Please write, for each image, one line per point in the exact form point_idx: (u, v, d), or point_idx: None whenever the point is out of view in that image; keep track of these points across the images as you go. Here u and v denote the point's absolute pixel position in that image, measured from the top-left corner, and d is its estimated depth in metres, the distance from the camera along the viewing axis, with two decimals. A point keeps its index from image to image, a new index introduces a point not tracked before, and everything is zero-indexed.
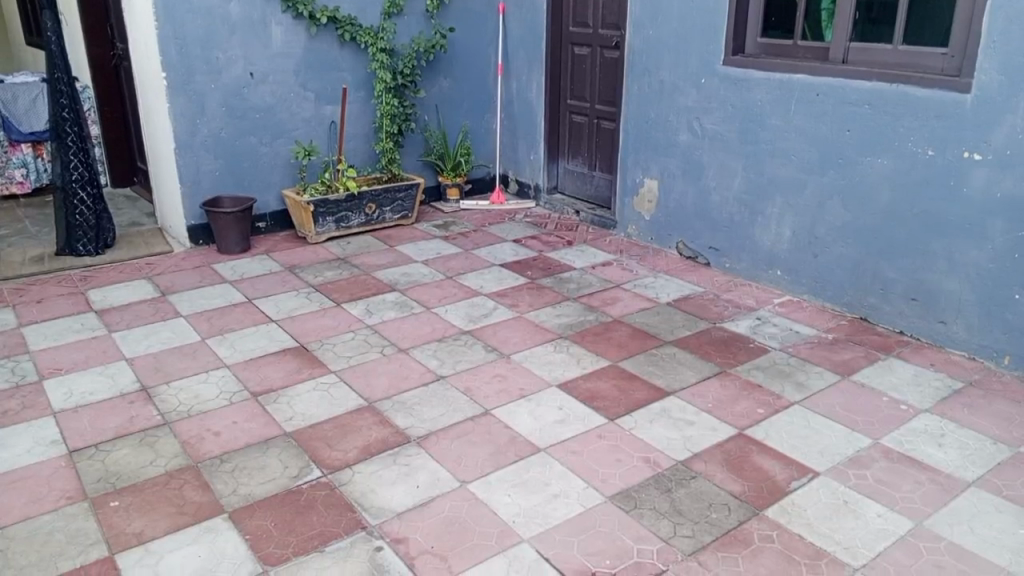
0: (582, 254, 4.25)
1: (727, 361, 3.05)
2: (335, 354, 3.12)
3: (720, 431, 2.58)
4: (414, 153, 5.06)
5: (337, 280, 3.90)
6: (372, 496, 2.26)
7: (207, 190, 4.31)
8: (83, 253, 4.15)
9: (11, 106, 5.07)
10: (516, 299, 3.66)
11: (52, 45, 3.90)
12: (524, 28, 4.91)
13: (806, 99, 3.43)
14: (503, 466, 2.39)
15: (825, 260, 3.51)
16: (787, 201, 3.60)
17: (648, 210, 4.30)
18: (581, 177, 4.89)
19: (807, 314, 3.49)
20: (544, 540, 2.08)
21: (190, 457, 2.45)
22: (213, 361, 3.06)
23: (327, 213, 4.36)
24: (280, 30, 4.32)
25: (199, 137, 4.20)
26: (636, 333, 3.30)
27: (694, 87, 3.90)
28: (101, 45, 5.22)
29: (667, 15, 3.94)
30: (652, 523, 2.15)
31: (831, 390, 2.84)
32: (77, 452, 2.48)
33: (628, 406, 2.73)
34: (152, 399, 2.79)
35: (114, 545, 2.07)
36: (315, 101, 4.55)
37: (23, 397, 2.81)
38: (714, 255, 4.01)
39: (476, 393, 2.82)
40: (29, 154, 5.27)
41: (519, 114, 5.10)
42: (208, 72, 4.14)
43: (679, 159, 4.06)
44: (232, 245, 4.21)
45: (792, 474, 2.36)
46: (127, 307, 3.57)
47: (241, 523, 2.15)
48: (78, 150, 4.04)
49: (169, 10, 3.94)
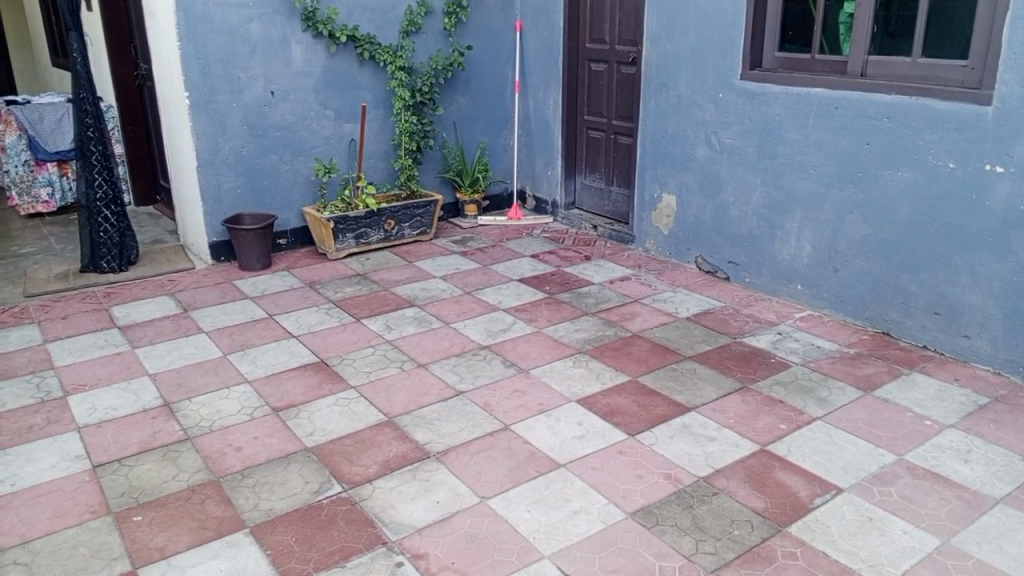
0: (600, 269, 4.25)
1: (748, 377, 3.03)
2: (355, 369, 3.14)
3: (742, 447, 2.56)
4: (432, 169, 5.09)
5: (357, 296, 3.92)
6: (393, 511, 2.26)
7: (229, 208, 4.35)
8: (106, 270, 4.20)
9: (38, 126, 5.18)
10: (534, 314, 3.66)
11: (78, 66, 3.98)
12: (541, 45, 4.94)
13: (825, 113, 3.42)
14: (523, 481, 2.39)
15: (845, 275, 3.49)
16: (807, 215, 3.59)
17: (666, 225, 4.30)
18: (598, 192, 4.90)
19: (828, 329, 3.47)
20: (564, 556, 2.07)
21: (212, 472, 2.47)
22: (234, 376, 3.09)
23: (347, 230, 4.40)
24: (301, 49, 4.38)
25: (220, 155, 4.25)
26: (656, 348, 3.29)
27: (711, 102, 3.90)
28: (125, 65, 5.31)
29: (683, 30, 3.96)
30: (674, 539, 2.13)
31: (853, 405, 2.81)
32: (102, 466, 2.51)
33: (649, 421, 2.72)
34: (175, 415, 2.81)
35: (137, 560, 2.08)
36: (335, 119, 4.60)
37: (47, 413, 2.84)
38: (734, 270, 3.99)
39: (495, 408, 2.82)
40: (54, 173, 5.36)
41: (537, 131, 5.12)
42: (230, 91, 4.20)
43: (697, 173, 4.06)
44: (253, 261, 4.25)
45: (815, 490, 2.33)
46: (150, 324, 3.61)
47: (263, 538, 2.16)
48: (103, 169, 4.10)
49: (192, 30, 4.01)
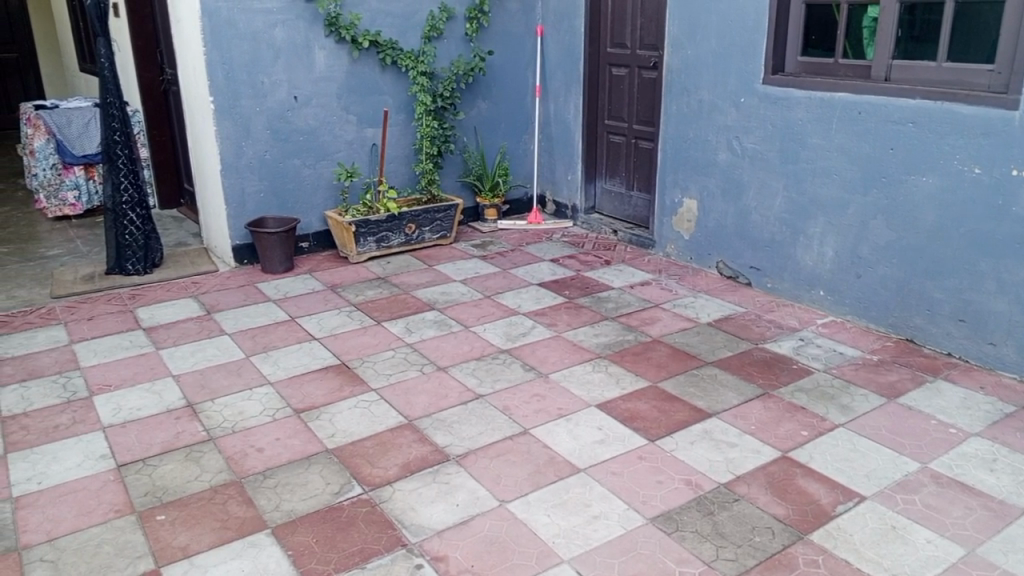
0: (620, 273, 4.25)
1: (770, 383, 3.01)
2: (375, 372, 3.16)
3: (763, 454, 2.54)
4: (453, 173, 5.10)
5: (377, 299, 3.94)
6: (412, 513, 2.27)
7: (252, 211, 4.40)
8: (131, 272, 4.26)
9: (65, 130, 5.26)
10: (554, 318, 3.67)
11: (105, 70, 4.04)
12: (562, 49, 4.95)
13: (848, 117, 3.40)
14: (542, 486, 2.39)
15: (868, 280, 3.46)
16: (830, 220, 3.56)
17: (687, 230, 4.28)
18: (619, 197, 4.89)
19: (850, 335, 3.44)
20: (584, 561, 2.07)
21: (235, 473, 2.49)
22: (257, 378, 3.12)
23: (368, 234, 4.43)
24: (324, 54, 4.42)
25: (244, 159, 4.30)
26: (676, 353, 3.27)
27: (734, 106, 3.89)
28: (151, 70, 5.39)
29: (705, 34, 3.95)
30: (694, 545, 2.12)
31: (876, 413, 2.78)
32: (126, 466, 2.54)
33: (669, 427, 2.71)
34: (198, 416, 2.84)
35: (160, 559, 2.11)
36: (357, 124, 4.63)
37: (73, 412, 2.89)
38: (755, 275, 3.97)
39: (515, 412, 2.83)
40: (81, 176, 5.43)
41: (557, 135, 5.13)
42: (254, 96, 4.25)
43: (718, 178, 4.05)
44: (276, 264, 4.29)
45: (838, 497, 2.31)
46: (174, 325, 3.65)
47: (284, 538, 2.17)
48: (129, 172, 4.16)
49: (217, 36, 4.06)
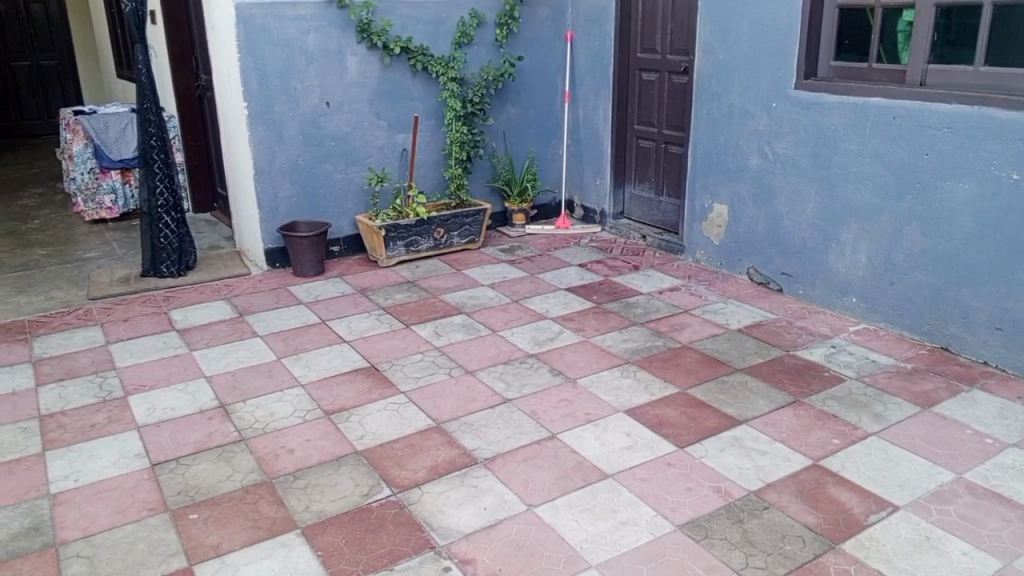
0: (649, 279, 4.23)
1: (801, 391, 2.98)
2: (404, 374, 3.18)
3: (794, 462, 2.52)
4: (482, 178, 5.12)
5: (406, 303, 3.97)
6: (441, 516, 2.28)
7: (284, 215, 4.45)
8: (166, 274, 4.33)
9: (103, 135, 5.39)
10: (582, 323, 3.66)
11: (143, 77, 4.12)
12: (592, 55, 4.95)
13: (882, 123, 3.36)
14: (570, 491, 2.38)
15: (902, 288, 3.41)
16: (863, 226, 3.52)
17: (718, 235, 4.25)
18: (648, 202, 4.88)
19: (884, 342, 3.39)
20: (612, 567, 2.06)
21: (266, 473, 2.52)
22: (288, 380, 3.15)
23: (397, 238, 4.46)
24: (356, 60, 4.47)
25: (277, 164, 4.35)
26: (706, 359, 3.25)
27: (765, 111, 3.86)
28: (186, 77, 5.48)
29: (737, 39, 3.93)
30: (723, 553, 2.11)
31: (910, 422, 2.74)
32: (160, 465, 2.59)
33: (698, 433, 2.69)
34: (230, 416, 2.88)
35: (193, 557, 2.14)
36: (388, 129, 4.67)
37: (109, 411, 2.94)
38: (787, 282, 3.93)
39: (543, 416, 2.83)
40: (118, 181, 5.55)
41: (586, 140, 5.13)
42: (287, 101, 4.30)
43: (750, 183, 4.02)
44: (307, 268, 4.34)
45: (870, 507, 2.28)
46: (207, 327, 3.71)
47: (314, 539, 2.20)
48: (164, 177, 4.23)
49: (252, 43, 4.13)
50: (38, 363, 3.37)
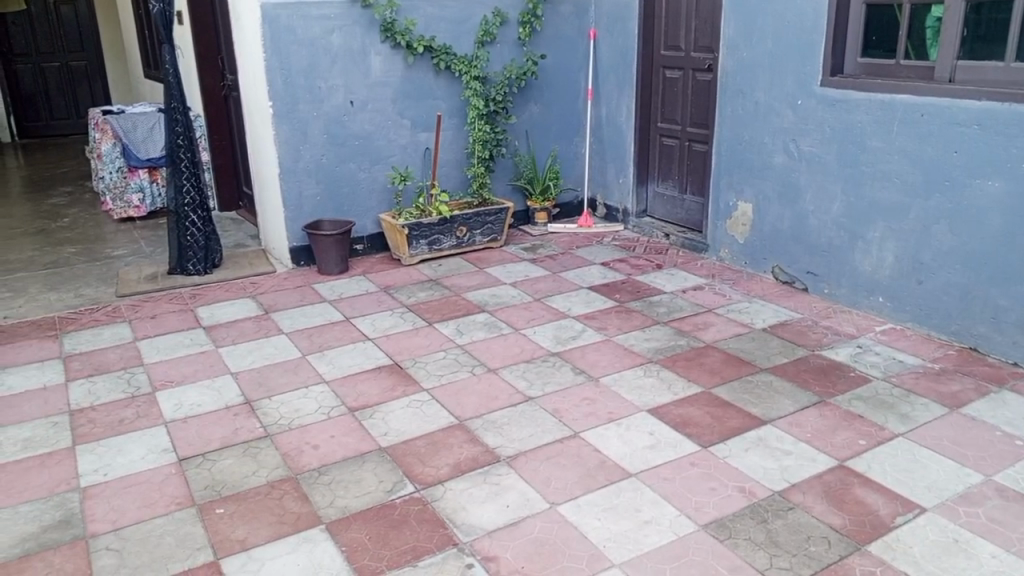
0: (672, 278, 4.21)
1: (827, 391, 2.95)
2: (427, 372, 3.19)
3: (819, 463, 2.49)
4: (504, 177, 5.13)
5: (429, 301, 3.99)
6: (463, 513, 2.29)
7: (309, 214, 4.49)
8: (192, 271, 4.38)
9: (131, 134, 5.48)
10: (604, 322, 3.66)
11: (170, 77, 4.17)
12: (615, 53, 4.93)
13: (910, 120, 3.32)
14: (593, 490, 2.38)
15: (930, 287, 3.37)
16: (890, 225, 3.48)
17: (742, 233, 4.23)
18: (671, 200, 4.86)
19: (911, 343, 3.35)
20: (634, 566, 2.06)
21: (291, 469, 2.54)
22: (313, 377, 3.18)
23: (420, 236, 4.48)
24: (379, 59, 4.49)
25: (301, 163, 4.39)
26: (730, 359, 3.23)
27: (790, 108, 3.83)
28: (212, 77, 5.54)
29: (762, 36, 3.90)
30: (747, 553, 2.10)
31: (938, 423, 2.70)
32: (186, 460, 2.62)
33: (722, 433, 2.68)
34: (255, 413, 2.91)
35: (219, 551, 2.17)
36: (411, 128, 4.69)
37: (138, 407, 2.99)
38: (812, 281, 3.90)
39: (565, 415, 2.83)
40: (145, 180, 5.62)
41: (609, 138, 5.11)
42: (311, 100, 4.34)
43: (775, 181, 3.99)
44: (331, 265, 4.37)
45: (897, 509, 2.26)
46: (233, 324, 3.75)
47: (338, 534, 2.22)
48: (190, 175, 4.28)
49: (277, 42, 4.17)
50: (68, 359, 3.42)
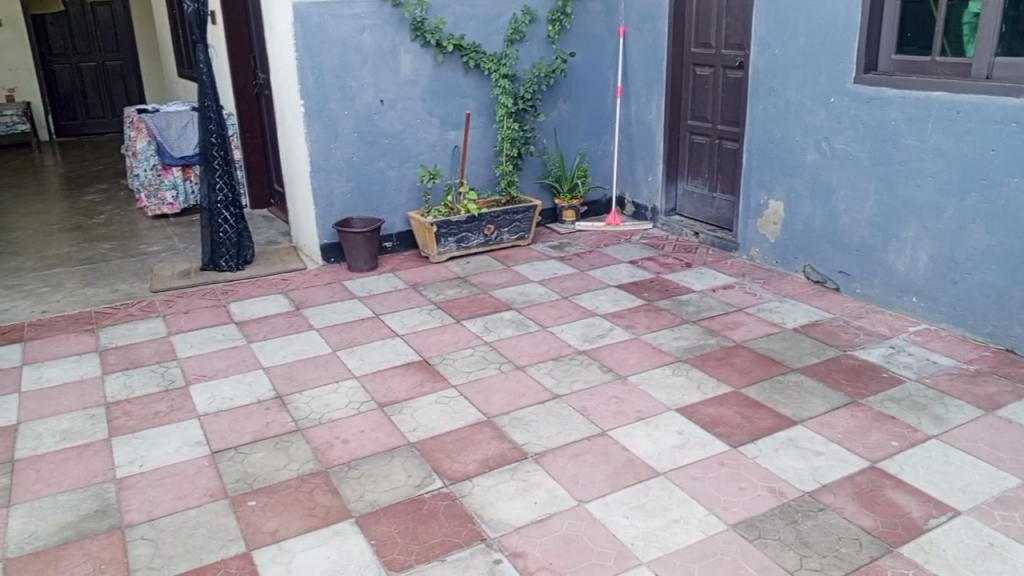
0: (701, 277, 4.18)
1: (858, 392, 2.92)
2: (455, 369, 3.21)
3: (850, 464, 2.47)
4: (532, 175, 5.13)
5: (457, 298, 4.00)
6: (491, 509, 2.31)
7: (339, 211, 4.53)
8: (225, 268, 4.45)
9: (165, 132, 5.58)
10: (632, 321, 3.65)
11: (204, 76, 4.23)
12: (645, 50, 4.91)
13: (946, 118, 3.27)
14: (621, 488, 2.38)
15: (965, 287, 3.32)
16: (924, 224, 3.43)
17: (773, 232, 4.19)
18: (701, 199, 4.83)
19: (945, 344, 3.30)
20: (663, 564, 2.06)
21: (321, 463, 2.58)
22: (343, 372, 3.21)
23: (448, 234, 4.50)
24: (409, 58, 4.52)
25: (332, 161, 4.43)
26: (760, 359, 3.21)
27: (823, 106, 3.79)
28: (244, 76, 5.61)
29: (794, 33, 3.86)
30: (777, 554, 2.08)
31: (972, 425, 2.66)
32: (219, 453, 2.66)
33: (752, 433, 2.66)
34: (287, 407, 2.95)
35: (251, 542, 2.20)
36: (440, 127, 4.71)
37: (172, 400, 3.04)
38: (844, 281, 3.85)
39: (593, 413, 2.83)
40: (179, 177, 5.71)
41: (638, 136, 5.09)
42: (342, 99, 4.38)
43: (807, 180, 3.95)
44: (361, 263, 4.41)
45: (930, 511, 2.23)
46: (265, 320, 3.80)
47: (368, 528, 2.24)
48: (223, 173, 4.34)
49: (309, 42, 4.21)
50: (105, 352, 3.50)
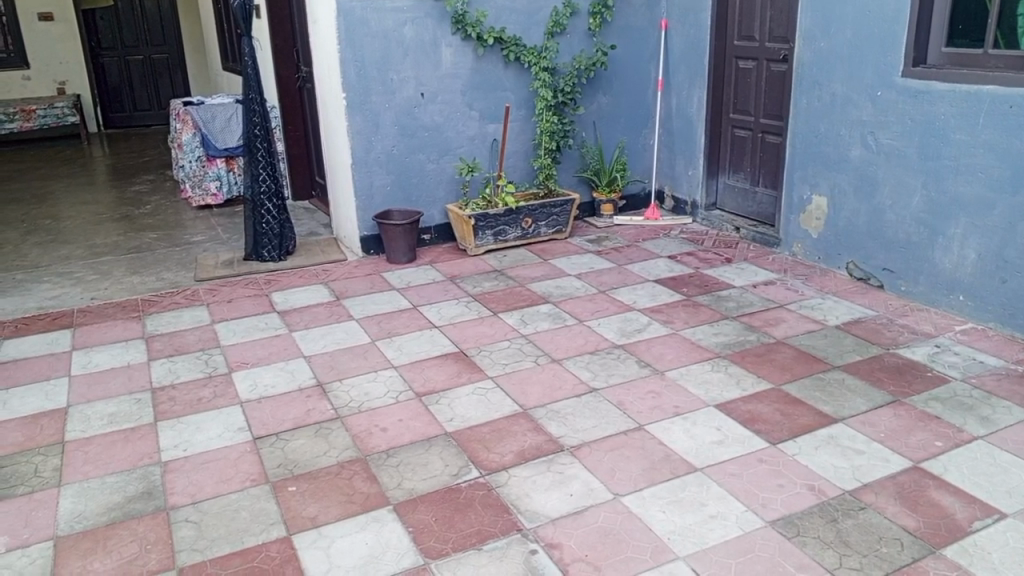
0: (741, 272, 4.14)
1: (902, 391, 2.87)
2: (492, 360, 3.23)
3: (892, 463, 2.43)
4: (570, 168, 5.12)
5: (494, 291, 4.02)
6: (527, 500, 2.32)
7: (379, 204, 4.58)
8: (267, 258, 4.52)
9: (210, 124, 5.69)
10: (671, 316, 3.63)
11: (248, 69, 4.28)
12: (686, 43, 4.86)
13: (998, 113, 3.19)
14: (657, 482, 2.37)
15: (1016, 286, 3.23)
16: (974, 221, 3.35)
17: (816, 228, 4.13)
18: (742, 193, 4.77)
19: (994, 343, 3.22)
20: (699, 559, 2.05)
21: (360, 450, 2.61)
22: (382, 362, 3.25)
23: (486, 227, 4.52)
24: (450, 51, 4.54)
25: (373, 153, 4.47)
26: (801, 356, 3.17)
27: (869, 100, 3.72)
28: (287, 69, 5.69)
29: (840, 25, 3.79)
30: (816, 552, 2.06)
31: (1021, 427, 2.60)
32: (261, 439, 2.72)
33: (792, 431, 2.63)
34: (327, 395, 3.00)
35: (292, 527, 2.24)
36: (480, 120, 4.73)
37: (214, 387, 3.11)
38: (889, 279, 3.78)
39: (629, 407, 2.82)
40: (223, 169, 5.79)
41: (679, 130, 5.05)
42: (383, 92, 4.42)
43: (852, 175, 3.88)
44: (400, 254, 4.45)
45: (975, 513, 2.19)
46: (305, 310, 3.85)
47: (405, 516, 2.27)
48: (267, 165, 4.40)
49: (351, 35, 4.25)
50: (150, 339, 3.58)
